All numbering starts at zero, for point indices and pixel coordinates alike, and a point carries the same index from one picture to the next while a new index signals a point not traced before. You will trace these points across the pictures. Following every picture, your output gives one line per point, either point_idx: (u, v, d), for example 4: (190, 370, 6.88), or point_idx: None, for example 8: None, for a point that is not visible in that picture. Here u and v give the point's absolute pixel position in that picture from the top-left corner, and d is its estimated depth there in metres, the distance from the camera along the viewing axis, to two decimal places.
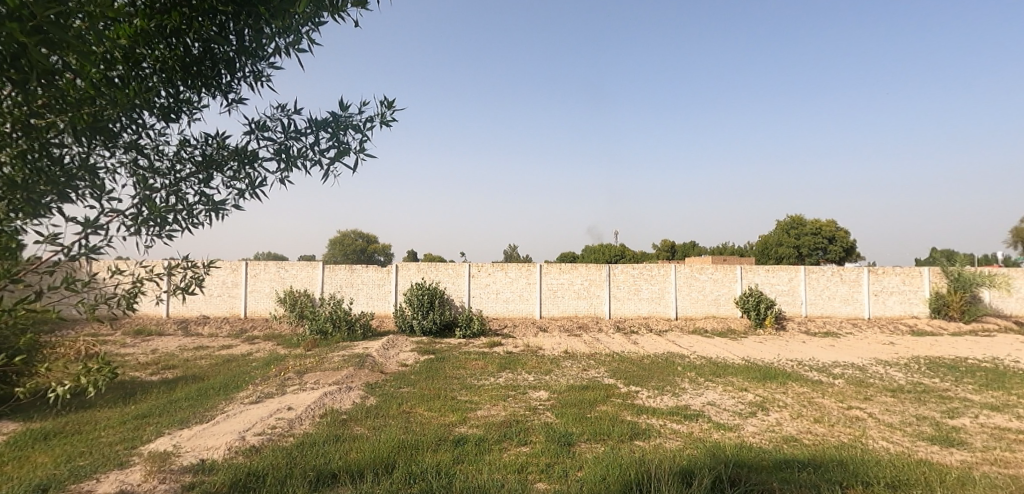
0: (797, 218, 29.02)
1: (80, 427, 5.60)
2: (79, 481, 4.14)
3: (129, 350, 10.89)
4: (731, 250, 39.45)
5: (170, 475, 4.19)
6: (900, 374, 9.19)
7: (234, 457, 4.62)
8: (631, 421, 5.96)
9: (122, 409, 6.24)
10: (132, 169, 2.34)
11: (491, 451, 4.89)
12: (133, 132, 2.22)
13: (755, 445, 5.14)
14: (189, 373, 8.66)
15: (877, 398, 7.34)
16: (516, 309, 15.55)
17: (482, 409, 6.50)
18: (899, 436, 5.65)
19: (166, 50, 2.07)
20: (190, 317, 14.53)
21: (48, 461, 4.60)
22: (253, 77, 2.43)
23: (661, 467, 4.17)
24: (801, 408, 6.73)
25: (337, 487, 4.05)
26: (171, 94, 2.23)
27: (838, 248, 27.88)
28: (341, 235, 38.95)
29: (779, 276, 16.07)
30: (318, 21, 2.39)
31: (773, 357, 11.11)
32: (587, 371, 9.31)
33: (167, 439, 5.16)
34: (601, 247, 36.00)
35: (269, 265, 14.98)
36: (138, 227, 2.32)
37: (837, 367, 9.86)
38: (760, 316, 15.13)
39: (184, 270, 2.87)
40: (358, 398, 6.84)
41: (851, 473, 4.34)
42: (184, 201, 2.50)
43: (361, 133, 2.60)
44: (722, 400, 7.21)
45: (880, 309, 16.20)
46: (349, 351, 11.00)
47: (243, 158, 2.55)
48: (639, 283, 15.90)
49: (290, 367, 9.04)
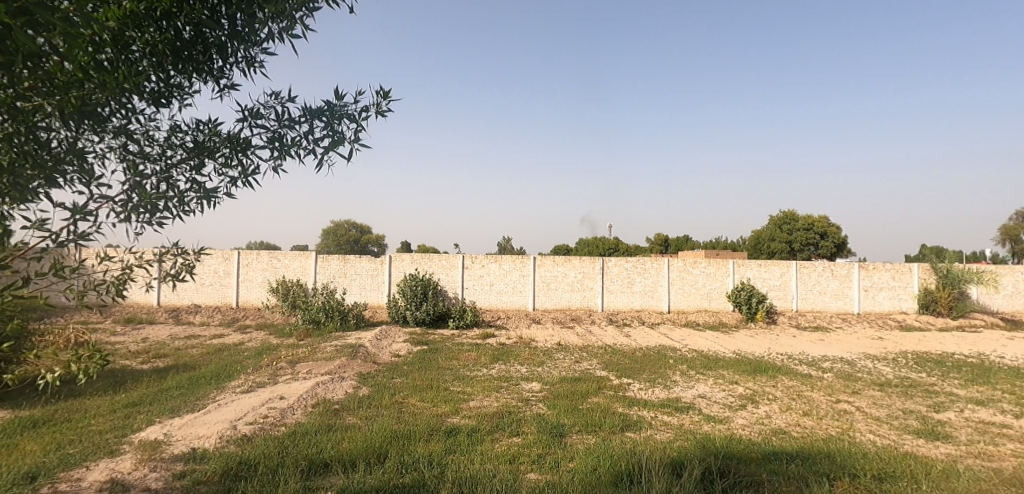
0: (790, 214, 29.13)
1: (70, 415, 5.56)
2: (68, 470, 4.13)
3: (119, 339, 10.82)
4: (723, 244, 39.65)
5: (161, 463, 4.20)
6: (889, 369, 9.30)
7: (226, 446, 4.62)
8: (623, 413, 6.00)
9: (112, 398, 6.20)
10: (122, 154, 2.32)
11: (483, 441, 4.93)
12: (123, 117, 2.19)
13: (745, 438, 5.19)
14: (180, 361, 8.63)
15: (865, 391, 7.44)
16: (509, 301, 15.57)
17: (474, 400, 6.52)
18: (886, 429, 5.72)
19: (157, 34, 2.04)
20: (181, 306, 14.42)
21: (37, 449, 4.57)
22: (246, 63, 2.41)
23: (651, 458, 4.22)
24: (790, 401, 6.81)
25: (329, 475, 4.07)
26: (162, 79, 2.20)
27: (831, 244, 28.09)
28: (335, 225, 38.86)
29: (772, 271, 16.15)
30: (312, 6, 2.40)
31: (763, 351, 11.19)
32: (580, 363, 9.36)
33: (158, 428, 5.13)
34: (595, 240, 36.05)
35: (262, 255, 14.90)
36: (128, 214, 2.32)
37: (827, 361, 9.98)
38: (752, 310, 15.30)
39: (174, 257, 2.85)
40: (351, 389, 6.84)
41: (838, 465, 4.39)
42: (176, 189, 2.48)
43: (357, 123, 2.64)
44: (713, 393, 7.27)
45: (870, 304, 16.36)
46: (342, 341, 10.99)
47: (236, 145, 2.53)
48: (632, 277, 15.96)
49: (283, 356, 9.02)
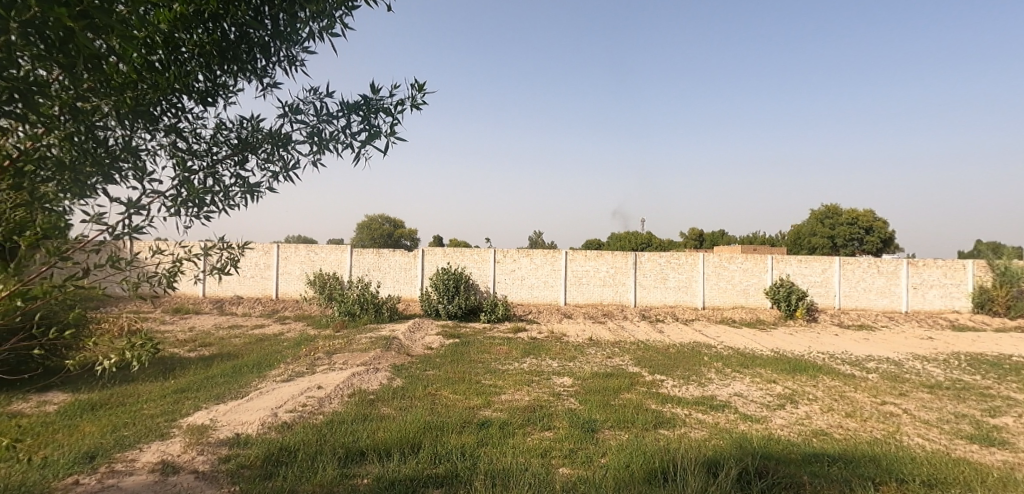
0: (832, 208, 28.18)
1: (124, 399, 5.86)
2: (124, 451, 4.35)
3: (167, 328, 11.33)
4: (760, 239, 38.67)
5: (208, 447, 4.38)
6: (939, 371, 8.89)
7: (267, 432, 4.78)
8: (655, 410, 5.93)
9: (162, 384, 6.50)
10: (171, 151, 2.41)
11: (515, 435, 4.95)
12: (173, 115, 2.28)
13: (783, 438, 5.06)
14: (224, 350, 8.96)
15: (913, 393, 7.14)
16: (540, 295, 15.57)
17: (506, 393, 6.56)
18: (936, 433, 5.48)
19: (205, 35, 2.10)
20: (225, 297, 14.97)
21: (96, 430, 4.84)
22: (287, 62, 2.47)
23: (686, 456, 4.15)
24: (832, 402, 6.59)
25: (364, 464, 4.17)
26: (209, 79, 2.28)
27: (876, 239, 27.00)
28: (368, 219, 39.58)
29: (813, 267, 15.64)
30: (351, 5, 2.43)
31: (803, 349, 10.86)
32: (611, 358, 9.29)
33: (205, 413, 5.36)
34: (627, 235, 35.67)
35: (300, 248, 15.30)
36: (178, 208, 2.41)
37: (872, 361, 9.61)
38: (792, 307, 14.85)
39: (220, 251, 2.95)
40: (385, 380, 6.97)
41: (885, 469, 4.24)
42: (221, 183, 2.56)
43: (393, 116, 2.66)
44: (750, 391, 7.11)
45: (918, 302, 15.68)
46: (376, 333, 11.20)
47: (278, 141, 2.60)
48: (666, 272, 15.72)
49: (320, 347, 9.26)
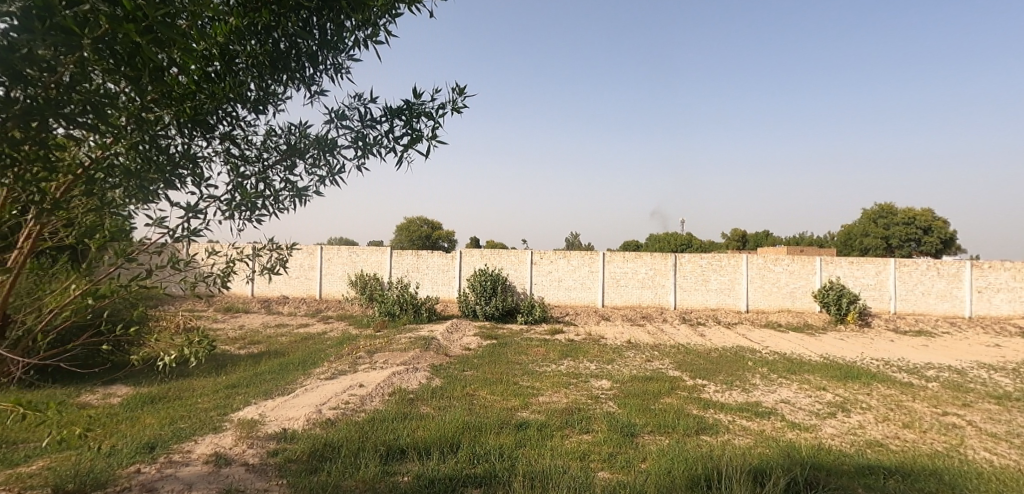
0: (886, 207, 26.92)
1: (180, 393, 6.15)
2: (180, 442, 4.56)
3: (219, 326, 11.83)
4: (808, 241, 37.31)
5: (258, 441, 4.54)
6: (1007, 380, 8.35)
7: (312, 428, 4.92)
8: (698, 415, 5.80)
9: (215, 379, 6.79)
10: (226, 157, 2.51)
11: (554, 437, 4.93)
12: (228, 124, 2.38)
13: (834, 448, 4.86)
14: (272, 348, 9.29)
15: (977, 404, 6.72)
16: (578, 297, 15.46)
17: (544, 395, 6.55)
18: (1004, 447, 5.14)
19: (257, 46, 2.18)
20: (272, 296, 15.51)
21: (155, 422, 5.10)
22: (333, 69, 2.54)
23: (731, 464, 4.04)
24: (887, 411, 6.29)
25: (405, 462, 4.24)
26: (261, 88, 2.37)
27: (935, 239, 25.61)
28: (408, 221, 40.29)
29: (865, 269, 14.95)
30: (395, 12, 2.48)
31: (855, 355, 10.39)
32: (651, 361, 9.15)
33: (254, 408, 5.57)
34: (666, 236, 35.07)
35: (343, 250, 15.70)
36: (232, 212, 2.51)
37: (931, 369, 9.11)
38: (842, 311, 14.24)
39: (270, 252, 3.05)
40: (424, 379, 7.06)
41: (946, 484, 4.01)
42: (271, 188, 2.66)
43: (434, 120, 2.70)
44: (797, 398, 6.86)
45: (983, 307, 14.77)
46: (415, 333, 11.37)
47: (324, 146, 2.68)
48: (708, 274, 15.35)
49: (362, 346, 9.48)
